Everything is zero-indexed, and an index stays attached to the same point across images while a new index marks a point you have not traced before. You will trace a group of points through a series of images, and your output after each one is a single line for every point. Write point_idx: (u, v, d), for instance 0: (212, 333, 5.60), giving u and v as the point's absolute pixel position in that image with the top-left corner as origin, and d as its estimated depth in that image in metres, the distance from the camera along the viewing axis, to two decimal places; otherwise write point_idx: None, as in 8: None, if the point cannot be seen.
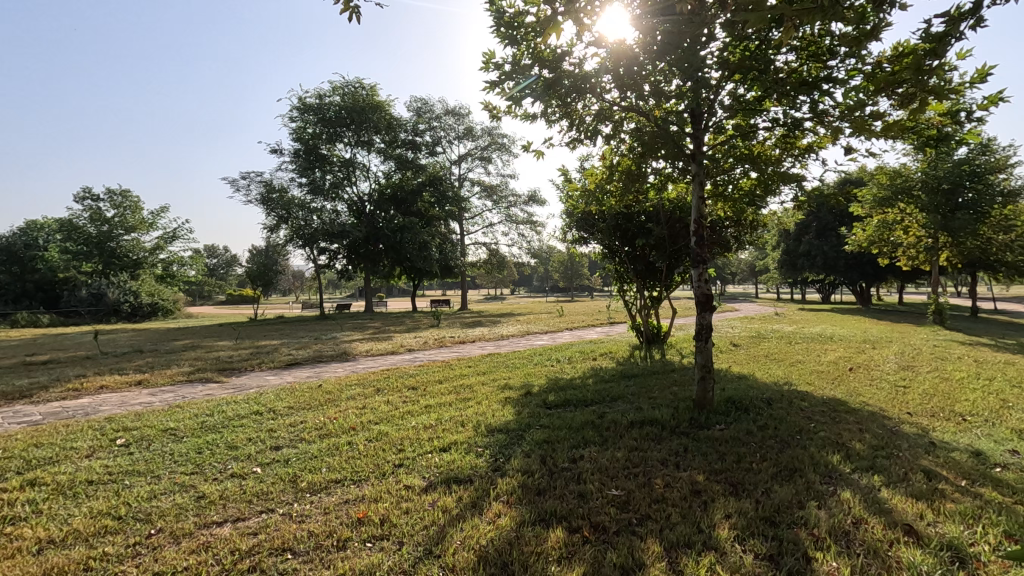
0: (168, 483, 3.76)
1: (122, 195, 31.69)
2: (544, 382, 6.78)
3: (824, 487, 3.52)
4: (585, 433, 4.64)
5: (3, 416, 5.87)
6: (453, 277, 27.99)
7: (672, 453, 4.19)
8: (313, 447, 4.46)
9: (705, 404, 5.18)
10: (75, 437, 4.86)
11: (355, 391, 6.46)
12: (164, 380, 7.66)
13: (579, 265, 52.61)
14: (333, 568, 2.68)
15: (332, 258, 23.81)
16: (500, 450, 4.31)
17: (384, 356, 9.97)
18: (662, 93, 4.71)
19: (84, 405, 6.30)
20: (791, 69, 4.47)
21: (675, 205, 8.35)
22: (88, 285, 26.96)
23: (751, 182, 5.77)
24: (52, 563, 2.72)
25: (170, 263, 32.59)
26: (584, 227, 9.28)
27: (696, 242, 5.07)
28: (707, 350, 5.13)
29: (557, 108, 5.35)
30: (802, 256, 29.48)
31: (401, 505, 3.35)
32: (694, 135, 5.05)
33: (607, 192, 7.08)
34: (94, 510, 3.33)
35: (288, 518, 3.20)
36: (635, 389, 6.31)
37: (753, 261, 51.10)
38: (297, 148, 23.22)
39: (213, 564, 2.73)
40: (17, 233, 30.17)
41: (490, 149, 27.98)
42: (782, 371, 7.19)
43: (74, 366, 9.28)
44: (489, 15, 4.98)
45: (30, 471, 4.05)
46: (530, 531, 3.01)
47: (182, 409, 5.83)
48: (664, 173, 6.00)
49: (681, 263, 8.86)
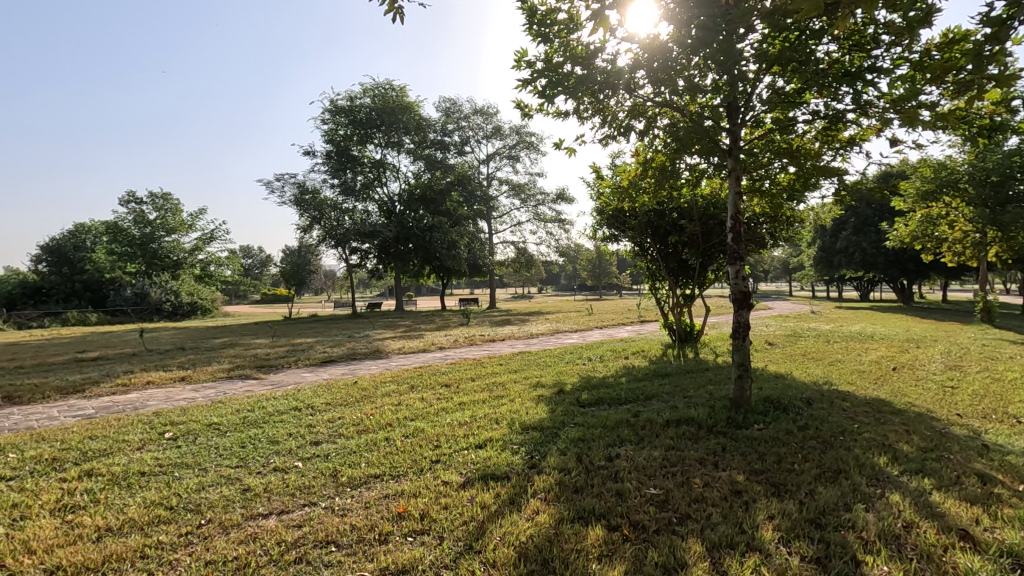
0: (215, 476, 3.88)
1: (163, 198, 32.92)
2: (576, 381, 6.75)
3: (871, 489, 3.41)
4: (620, 432, 4.60)
5: (60, 410, 6.15)
6: (482, 276, 28.08)
7: (710, 452, 4.12)
8: (352, 442, 4.55)
9: (742, 403, 5.08)
10: (126, 430, 5.08)
11: (389, 388, 6.56)
12: (206, 376, 7.91)
13: (607, 263, 52.12)
14: (376, 562, 2.72)
15: (364, 258, 24.15)
16: (535, 448, 4.31)
17: (416, 354, 10.07)
18: (698, 89, 4.63)
19: (133, 400, 6.57)
20: (832, 59, 4.35)
21: (709, 201, 8.20)
22: (133, 285, 28.05)
23: (790, 177, 5.61)
24: (111, 550, 2.84)
25: (208, 263, 33.73)
26: (614, 225, 9.19)
27: (733, 238, 4.98)
28: (744, 348, 5.03)
29: (589, 104, 5.30)
30: (840, 253, 28.63)
31: (440, 500, 3.39)
32: (731, 129, 4.95)
33: (640, 189, 7.02)
34: (148, 501, 3.46)
35: (331, 512, 3.26)
36: (670, 387, 6.22)
37: (787, 258, 49.79)
38: (329, 150, 23.66)
39: (261, 555, 2.80)
40: (65, 235, 31.52)
41: (517, 148, 27.98)
42: (822, 371, 7.00)
43: (122, 362, 9.67)
44: (522, 13, 4.98)
45: (87, 462, 4.24)
46: (569, 528, 3.01)
47: (224, 404, 6.01)
48: (698, 168, 5.88)
49: (715, 261, 8.71)
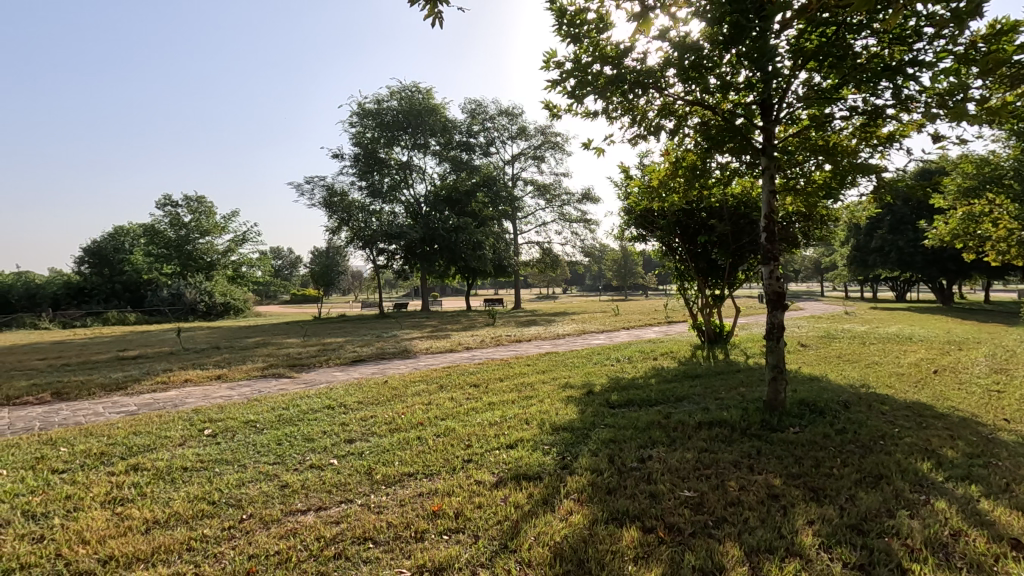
0: (254, 472, 3.98)
1: (197, 201, 34.00)
2: (605, 382, 6.71)
3: (915, 496, 3.32)
4: (652, 434, 4.57)
5: (104, 406, 6.39)
6: (507, 277, 28.09)
7: (744, 455, 4.06)
8: (385, 440, 4.63)
9: (776, 405, 5.00)
10: (168, 427, 5.24)
11: (419, 388, 6.62)
12: (242, 375, 8.12)
13: (632, 263, 51.71)
14: (413, 558, 2.76)
15: (391, 258, 24.42)
16: (566, 448, 4.31)
17: (444, 354, 10.14)
18: (730, 86, 4.59)
19: (173, 398, 6.76)
20: (871, 54, 4.23)
21: (739, 200, 8.06)
22: (169, 285, 28.98)
23: (826, 174, 5.47)
24: (159, 542, 2.95)
25: (241, 264, 34.62)
26: (642, 225, 9.12)
27: (766, 237, 4.90)
28: (778, 350, 4.93)
29: (618, 104, 5.27)
30: (874, 252, 27.87)
31: (473, 499, 3.42)
32: (764, 127, 4.84)
33: (670, 189, 6.95)
34: (191, 495, 3.58)
35: (367, 510, 3.31)
36: (701, 389, 6.15)
37: (819, 258, 48.55)
38: (356, 152, 23.98)
39: (302, 550, 2.86)
40: (106, 236, 32.75)
41: (543, 148, 27.93)
42: (858, 374, 6.82)
43: (161, 360, 9.95)
44: (551, 13, 4.97)
45: (133, 456, 4.39)
46: (603, 529, 3.00)
47: (260, 402, 6.17)
48: (730, 167, 5.78)
49: (746, 261, 8.56)
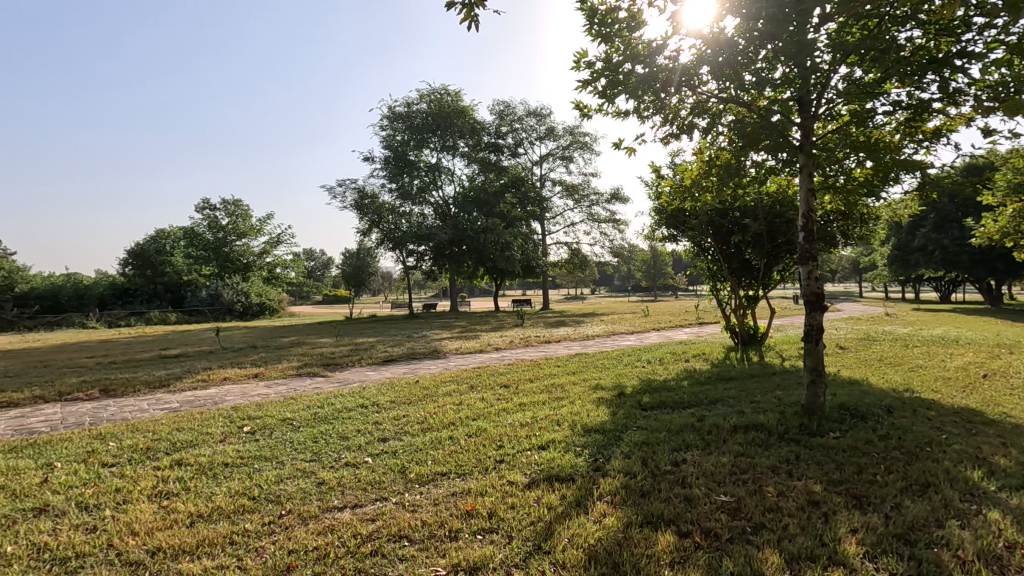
0: (292, 468, 4.08)
1: (234, 204, 34.97)
2: (637, 383, 6.63)
3: (966, 506, 3.18)
4: (686, 437, 4.50)
5: (149, 403, 6.63)
6: (535, 278, 28.06)
7: (782, 460, 3.97)
8: (417, 439, 4.68)
9: (814, 409, 4.86)
10: (209, 423, 5.42)
11: (450, 388, 6.67)
12: (278, 373, 8.33)
13: (662, 264, 50.97)
14: (448, 557, 2.78)
15: (420, 260, 24.65)
16: (598, 450, 4.28)
17: (474, 354, 10.21)
18: (767, 83, 4.48)
19: (212, 395, 6.98)
20: (916, 46, 4.08)
21: (775, 199, 7.86)
22: (207, 286, 29.92)
23: (867, 172, 5.30)
24: (204, 536, 3.04)
25: (275, 266, 35.49)
26: (673, 225, 8.99)
27: (804, 236, 4.77)
28: (817, 352, 4.79)
29: (649, 103, 5.20)
30: (917, 251, 26.87)
31: (506, 500, 3.42)
32: (802, 123, 4.71)
33: (703, 189, 6.84)
34: (233, 490, 3.69)
35: (402, 508, 3.35)
36: (735, 392, 6.02)
37: (857, 259, 46.97)
38: (387, 155, 24.34)
39: (339, 546, 2.92)
40: (149, 239, 34.02)
41: (571, 149, 27.81)
42: (901, 378, 6.58)
43: (201, 359, 10.27)
44: (582, 13, 4.94)
45: (177, 452, 4.55)
46: (637, 532, 2.97)
47: (296, 400, 6.31)
48: (766, 165, 5.64)
49: (781, 261, 8.35)
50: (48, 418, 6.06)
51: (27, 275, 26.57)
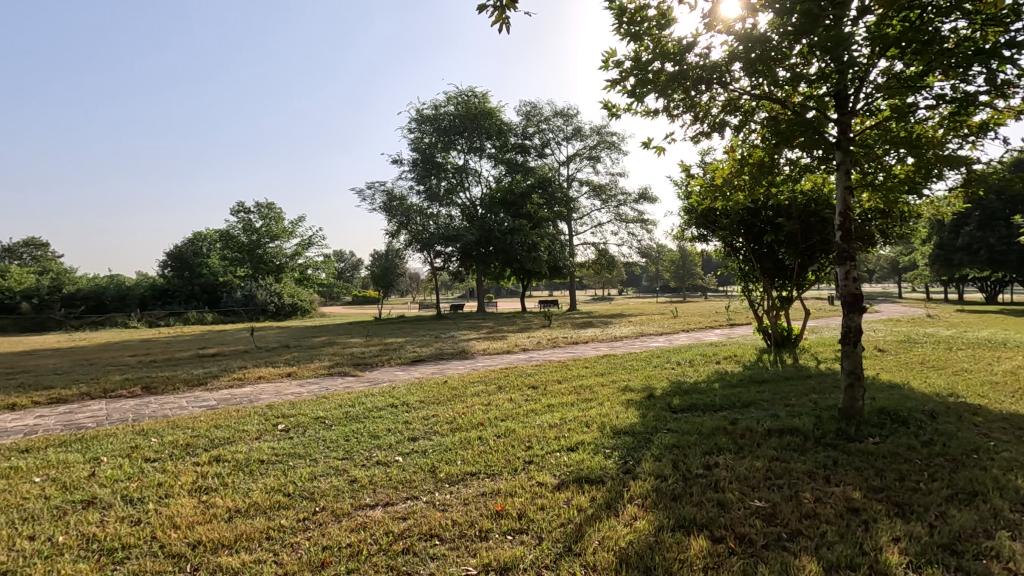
0: (325, 466, 4.16)
1: (268, 207, 35.74)
2: (667, 385, 6.54)
3: (1017, 516, 3.04)
4: (718, 440, 4.42)
5: (188, 400, 6.85)
6: (562, 279, 27.94)
7: (819, 465, 3.86)
8: (447, 439, 4.72)
9: (853, 414, 4.71)
10: (245, 421, 5.56)
11: (478, 389, 6.69)
12: (310, 373, 8.50)
13: (691, 264, 50.16)
14: (478, 557, 2.80)
15: (447, 261, 24.81)
16: (628, 453, 4.24)
17: (501, 355, 10.24)
18: (802, 78, 4.37)
19: (248, 393, 7.16)
20: (960, 37, 3.93)
21: (809, 197, 7.65)
22: (242, 287, 30.75)
23: (908, 168, 5.13)
24: (241, 530, 3.13)
25: (307, 267, 36.19)
26: (703, 225, 8.83)
27: (841, 235, 4.62)
28: (856, 355, 4.64)
29: (680, 101, 5.13)
30: (960, 251, 25.89)
31: (536, 501, 3.42)
32: (839, 119, 4.56)
33: (734, 188, 6.71)
34: (268, 486, 3.78)
35: (432, 506, 3.39)
36: (769, 395, 5.89)
37: (896, 258, 45.40)
38: (415, 157, 24.61)
39: (372, 543, 2.96)
40: (187, 242, 35.10)
41: (598, 148, 27.62)
42: (944, 382, 6.33)
43: (236, 358, 10.55)
44: (610, 12, 4.89)
45: (215, 448, 4.69)
46: (669, 536, 2.93)
47: (327, 399, 6.42)
48: (800, 163, 5.51)
49: (817, 261, 8.13)
50: (95, 414, 6.32)
51: (74, 277, 27.75)
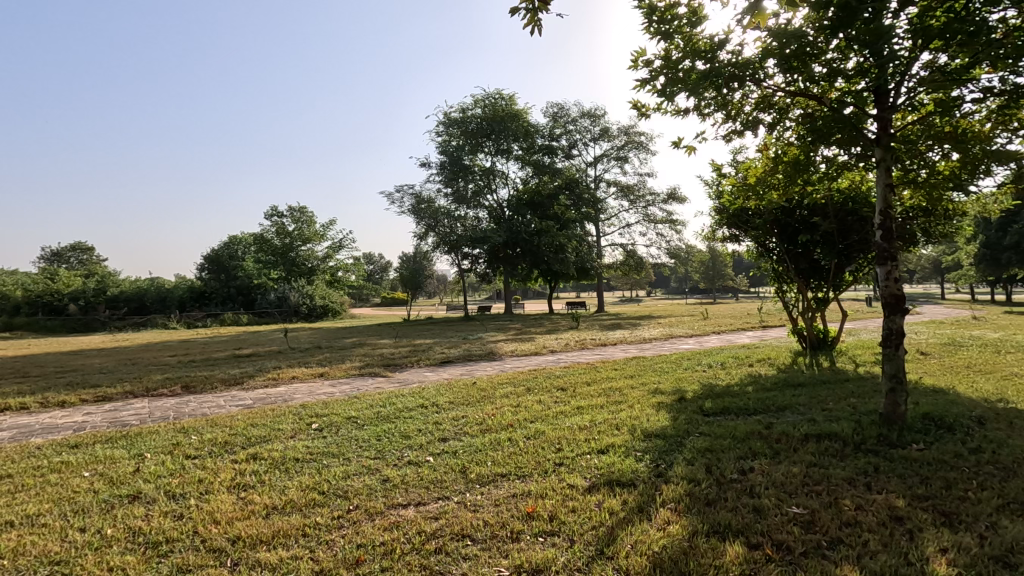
0: (358, 465, 4.22)
1: (300, 211, 36.54)
2: (698, 388, 6.43)
3: None
4: (752, 444, 4.33)
5: (225, 400, 7.04)
6: (590, 280, 27.77)
7: (859, 472, 3.75)
8: (477, 440, 4.73)
9: (895, 419, 4.55)
10: (281, 420, 5.70)
11: (507, 390, 6.71)
12: (341, 373, 8.65)
13: (722, 265, 49.19)
14: (510, 558, 2.81)
15: (474, 263, 24.94)
16: (659, 456, 4.19)
17: (529, 356, 10.24)
18: (839, 73, 4.26)
19: (282, 393, 7.33)
20: (1010, 27, 3.76)
21: (846, 195, 7.42)
22: (275, 290, 31.50)
23: (953, 164, 4.94)
24: (278, 527, 3.20)
25: (337, 269, 36.87)
26: (735, 225, 8.65)
27: (881, 235, 4.48)
28: (897, 358, 4.48)
29: (711, 100, 5.04)
30: (1010, 249, 24.93)
31: (567, 503, 3.41)
32: (878, 115, 4.40)
33: (768, 188, 6.56)
34: (304, 484, 3.85)
35: (464, 507, 3.41)
36: (805, 398, 5.74)
37: (939, 258, 43.72)
38: (443, 160, 24.83)
39: (405, 542, 2.99)
40: (223, 245, 36.13)
41: (626, 149, 27.37)
42: (994, 387, 6.05)
43: (271, 359, 10.81)
44: (640, 11, 4.84)
45: (252, 446, 4.81)
46: (704, 542, 2.89)
47: (359, 399, 6.53)
48: (837, 160, 5.36)
49: (855, 261, 7.88)
50: (138, 412, 6.55)
51: (117, 279, 28.85)
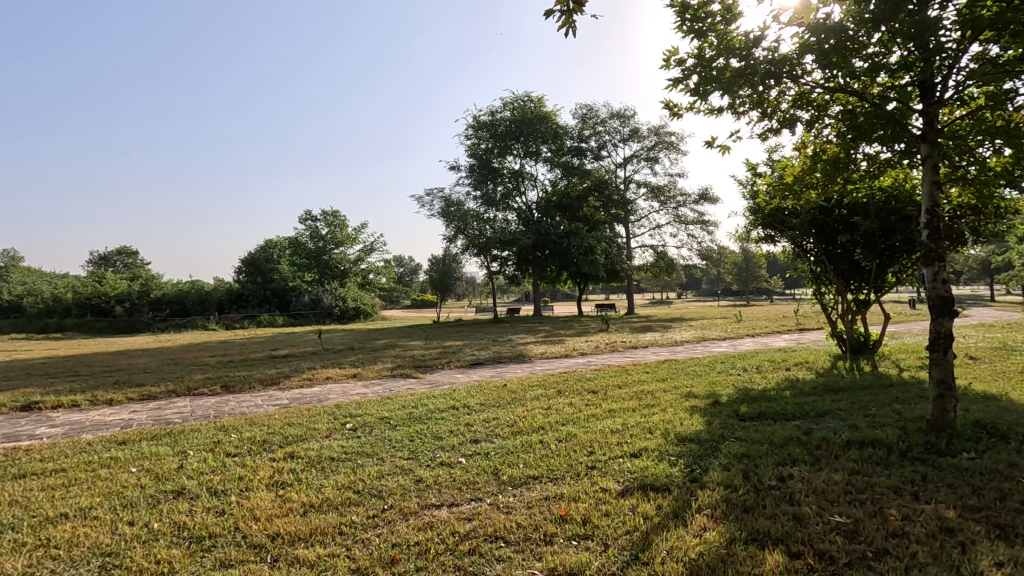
0: (392, 465, 4.28)
1: (333, 215, 37.38)
2: (733, 392, 6.30)
3: None
4: (791, 450, 4.22)
5: (262, 399, 7.23)
6: (620, 282, 27.51)
7: (906, 480, 3.61)
8: (508, 443, 4.74)
9: (943, 426, 4.37)
10: (316, 419, 5.82)
11: (537, 392, 6.71)
12: (374, 374, 8.77)
13: (755, 266, 48.00)
14: (544, 561, 2.80)
15: (503, 265, 25.00)
16: (694, 461, 4.12)
17: (559, 359, 10.21)
18: (880, 68, 4.11)
19: (317, 393, 7.48)
20: None
21: (889, 194, 7.16)
22: (309, 292, 32.19)
23: (1005, 160, 4.72)
24: (316, 524, 3.27)
25: (369, 272, 37.50)
26: (771, 225, 8.44)
27: (928, 234, 4.30)
28: (946, 362, 4.30)
29: (746, 98, 4.94)
30: None
31: (600, 507, 3.38)
32: (924, 110, 4.23)
33: (806, 187, 6.39)
34: (339, 483, 3.93)
35: (497, 509, 3.42)
36: (846, 404, 5.55)
37: (987, 258, 41.81)
38: (472, 163, 25.02)
39: (439, 542, 3.02)
40: (259, 249, 37.13)
41: (656, 149, 27.05)
42: None
43: (306, 359, 11.05)
44: (672, 10, 4.77)
45: (289, 445, 4.92)
46: (743, 549, 2.82)
47: (392, 400, 6.63)
48: (880, 157, 5.18)
49: (897, 262, 7.61)
50: (180, 411, 6.76)
51: (160, 282, 29.90)
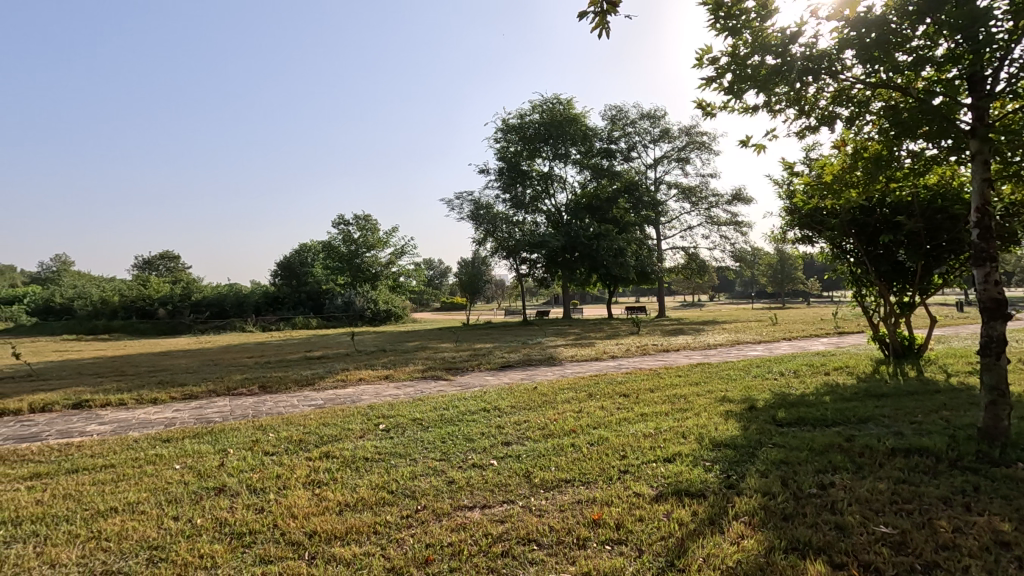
0: (424, 466, 4.32)
1: (365, 219, 37.92)
2: (770, 397, 6.14)
3: None
4: (832, 458, 4.09)
5: (298, 399, 7.40)
6: (650, 284, 27.15)
7: (955, 491, 3.46)
8: (539, 446, 4.72)
9: (996, 435, 4.17)
10: (350, 420, 5.92)
11: (568, 395, 6.67)
12: (405, 376, 8.87)
13: (791, 267, 46.69)
14: (578, 565, 2.78)
15: (533, 267, 25.00)
16: (730, 466, 4.04)
17: (590, 361, 10.13)
18: (926, 61, 3.96)
19: (351, 394, 7.60)
20: None
21: (935, 192, 6.88)
22: (342, 295, 32.81)
23: None
24: (351, 523, 3.32)
25: (400, 275, 38.01)
26: (808, 225, 8.20)
27: (978, 234, 4.12)
28: (998, 368, 4.11)
29: (783, 96, 4.83)
30: None
31: (634, 512, 3.34)
32: (974, 104, 4.06)
33: (846, 186, 6.19)
34: (374, 483, 3.98)
35: (529, 511, 3.42)
36: (891, 410, 5.34)
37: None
38: (501, 167, 25.14)
39: (472, 544, 3.03)
40: (294, 253, 38.04)
41: (687, 149, 26.66)
42: None
43: (339, 361, 11.26)
44: (706, 8, 4.71)
45: (324, 445, 5.02)
46: (782, 559, 2.75)
47: (423, 402, 6.69)
48: (925, 154, 5.00)
49: (944, 262, 7.32)
50: (221, 410, 6.97)
51: (201, 285, 30.97)
